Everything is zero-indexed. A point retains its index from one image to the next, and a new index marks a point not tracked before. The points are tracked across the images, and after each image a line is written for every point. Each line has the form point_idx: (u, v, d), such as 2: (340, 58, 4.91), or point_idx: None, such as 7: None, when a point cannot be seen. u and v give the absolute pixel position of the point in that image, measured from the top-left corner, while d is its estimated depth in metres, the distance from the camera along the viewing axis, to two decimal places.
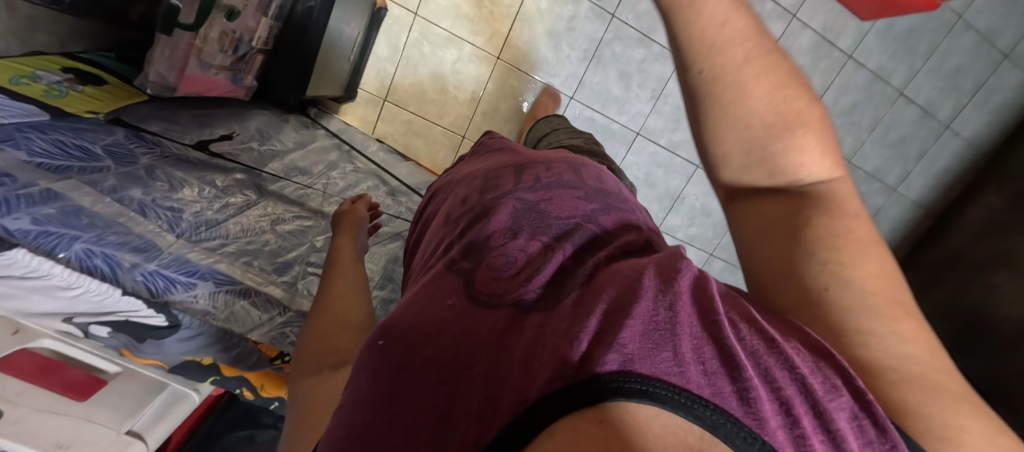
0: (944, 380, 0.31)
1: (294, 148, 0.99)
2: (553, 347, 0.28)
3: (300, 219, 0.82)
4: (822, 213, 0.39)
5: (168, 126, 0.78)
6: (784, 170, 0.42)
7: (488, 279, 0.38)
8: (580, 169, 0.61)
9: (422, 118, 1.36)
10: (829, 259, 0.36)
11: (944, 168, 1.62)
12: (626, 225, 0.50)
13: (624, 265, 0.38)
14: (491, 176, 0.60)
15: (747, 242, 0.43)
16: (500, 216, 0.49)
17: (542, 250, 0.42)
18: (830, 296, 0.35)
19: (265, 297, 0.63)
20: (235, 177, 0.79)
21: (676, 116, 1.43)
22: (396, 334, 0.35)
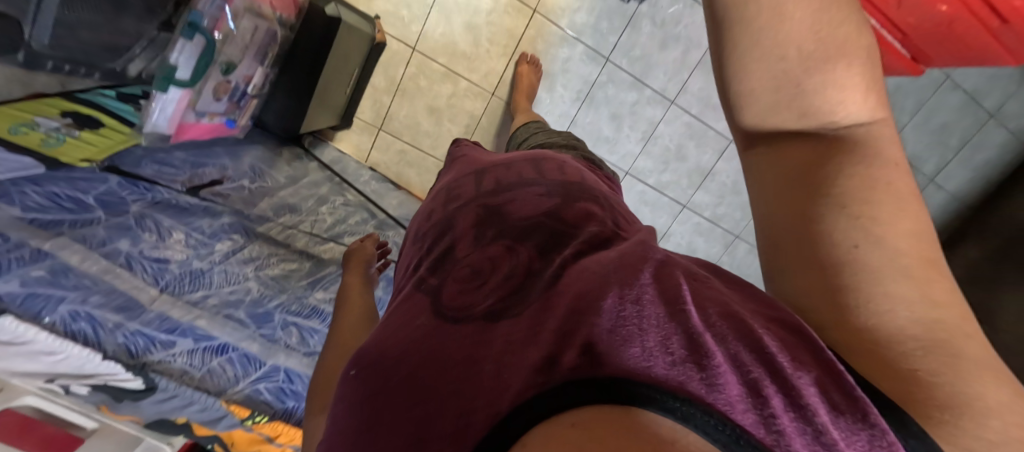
0: (974, 346, 0.29)
1: (285, 184, 1.01)
2: (524, 362, 0.33)
3: (285, 263, 0.84)
4: (856, 162, 0.36)
5: (162, 167, 0.80)
6: (817, 109, 0.38)
7: (456, 292, 0.43)
8: (542, 164, 0.66)
9: (415, 149, 1.37)
10: (854, 215, 0.34)
11: None
12: (590, 214, 0.53)
13: (590, 261, 0.41)
14: (454, 188, 0.64)
15: (762, 205, 0.41)
16: (459, 227, 0.54)
17: (505, 254, 0.46)
18: (855, 257, 0.33)
19: (240, 353, 0.67)
20: (223, 220, 0.81)
21: (665, 158, 1.46)
22: (370, 358, 0.41)
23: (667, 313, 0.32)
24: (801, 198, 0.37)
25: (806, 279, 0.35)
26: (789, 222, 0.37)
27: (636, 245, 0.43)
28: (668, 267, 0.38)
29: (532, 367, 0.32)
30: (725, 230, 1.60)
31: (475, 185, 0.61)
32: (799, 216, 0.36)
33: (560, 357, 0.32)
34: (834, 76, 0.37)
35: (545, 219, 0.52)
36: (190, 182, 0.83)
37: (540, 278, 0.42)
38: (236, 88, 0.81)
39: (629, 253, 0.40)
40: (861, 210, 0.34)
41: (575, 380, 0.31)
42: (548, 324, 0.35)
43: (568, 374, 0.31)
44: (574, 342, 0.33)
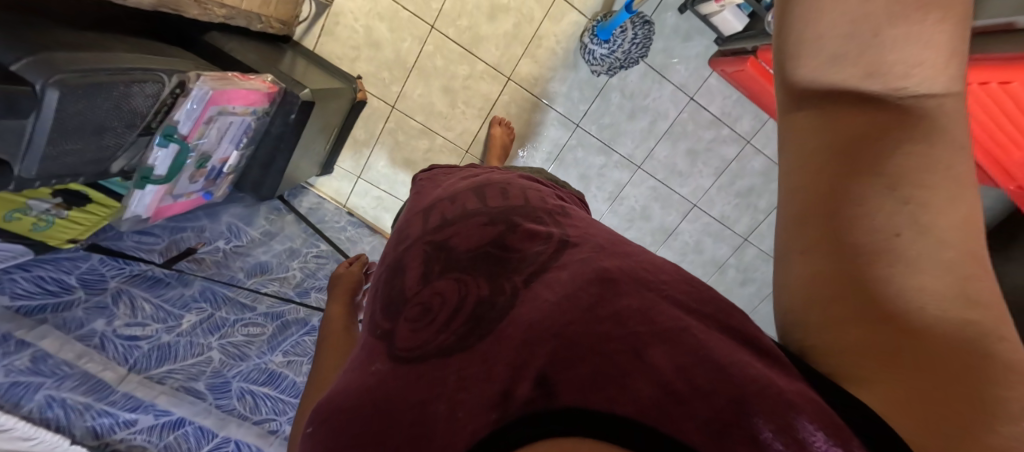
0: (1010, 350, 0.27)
1: (259, 241, 1.09)
2: (477, 396, 0.34)
3: (250, 328, 0.92)
4: (912, 137, 0.32)
5: (142, 237, 0.89)
6: (885, 73, 0.33)
7: (408, 334, 0.42)
8: (487, 187, 0.61)
9: (392, 196, 1.45)
10: (904, 199, 0.31)
11: None
12: (535, 234, 0.49)
13: (546, 288, 0.41)
14: (408, 225, 0.61)
15: (793, 172, 0.35)
16: (408, 266, 0.51)
17: (456, 286, 0.44)
18: (898, 246, 0.30)
19: (197, 427, 0.76)
20: (194, 288, 0.90)
21: (631, 217, 1.50)
22: (327, 412, 0.39)
23: (615, 346, 0.34)
24: (842, 172, 0.32)
25: (838, 274, 0.31)
26: (825, 194, 0.33)
27: (586, 266, 0.42)
28: (615, 295, 0.38)
29: (485, 404, 0.33)
30: None
31: (422, 223, 0.58)
32: (838, 189, 0.32)
33: (514, 390, 0.33)
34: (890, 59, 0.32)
35: (491, 248, 0.48)
36: (168, 249, 0.91)
37: (491, 308, 0.41)
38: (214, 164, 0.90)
39: (578, 286, 0.39)
40: (912, 194, 0.31)
41: (529, 413, 0.31)
42: (501, 355, 0.36)
43: (521, 408, 0.32)
44: (528, 374, 0.34)
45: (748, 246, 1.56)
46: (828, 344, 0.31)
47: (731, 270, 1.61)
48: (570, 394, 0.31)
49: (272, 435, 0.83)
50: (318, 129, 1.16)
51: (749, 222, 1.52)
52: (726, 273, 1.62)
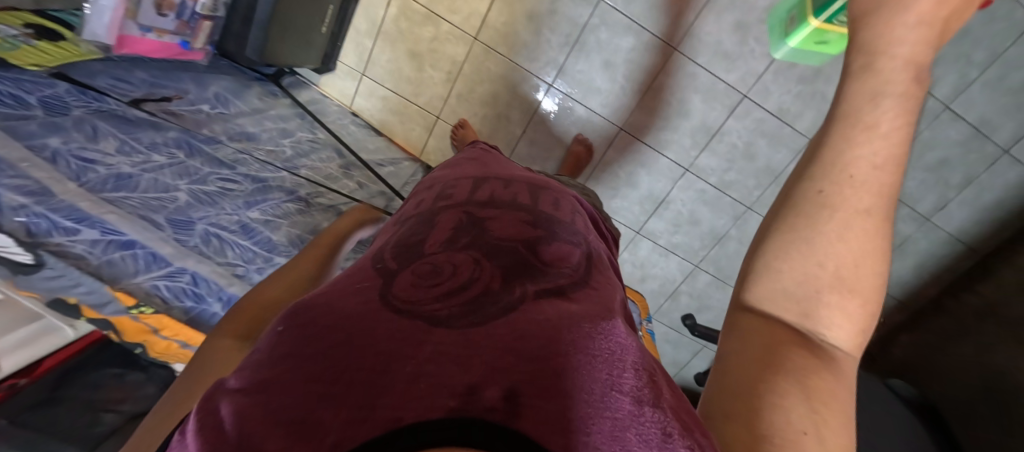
0: (827, 381, 0.36)
1: (247, 113, 1.02)
2: (450, 378, 0.36)
3: (225, 182, 0.85)
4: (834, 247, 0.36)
5: (117, 83, 0.84)
6: (816, 320, 0.38)
7: (410, 289, 0.47)
8: (538, 191, 0.75)
9: (398, 96, 1.34)
10: (805, 399, 0.35)
11: (995, 201, 1.33)
12: (566, 255, 0.58)
13: (552, 309, 0.46)
14: (450, 188, 0.75)
15: (726, 377, 0.39)
16: (439, 225, 0.61)
17: (471, 265, 0.51)
18: (800, 443, 0.33)
19: (148, 252, 0.68)
20: (168, 136, 0.83)
21: (667, 112, 1.32)
22: (284, 346, 0.40)
23: (595, 398, 0.36)
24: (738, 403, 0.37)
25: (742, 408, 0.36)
26: (745, 348, 0.39)
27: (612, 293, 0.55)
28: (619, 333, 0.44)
29: (450, 390, 0.35)
30: (734, 200, 1.41)
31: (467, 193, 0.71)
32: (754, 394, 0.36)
33: (482, 390, 0.35)
34: (825, 298, 0.37)
35: (519, 249, 0.57)
36: (143, 97, 0.86)
37: (494, 302, 0.46)
38: (139, 24, 0.87)
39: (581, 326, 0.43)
40: (816, 416, 0.34)
41: (490, 420, 0.34)
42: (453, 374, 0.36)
43: (483, 411, 0.34)
44: (498, 382, 0.36)
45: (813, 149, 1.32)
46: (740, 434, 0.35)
47: None
48: (532, 422, 0.34)
49: (237, 278, 0.74)
50: (289, 28, 1.04)
51: (814, 117, 1.28)
52: None
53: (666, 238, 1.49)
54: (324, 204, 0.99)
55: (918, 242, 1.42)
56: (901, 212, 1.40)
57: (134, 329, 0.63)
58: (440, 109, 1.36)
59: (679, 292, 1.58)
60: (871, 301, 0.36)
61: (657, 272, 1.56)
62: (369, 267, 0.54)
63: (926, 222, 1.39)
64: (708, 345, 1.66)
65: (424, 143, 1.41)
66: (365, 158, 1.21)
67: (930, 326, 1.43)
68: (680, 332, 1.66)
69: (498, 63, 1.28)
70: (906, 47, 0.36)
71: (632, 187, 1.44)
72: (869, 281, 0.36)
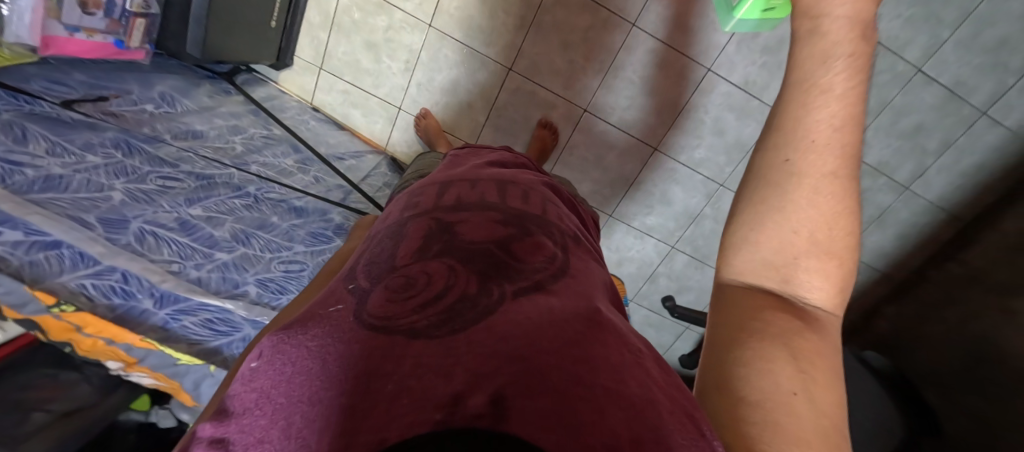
0: (810, 344, 0.42)
1: (195, 111, 1.03)
2: (433, 391, 0.37)
3: (166, 180, 0.85)
4: (801, 209, 0.44)
5: (53, 85, 0.85)
6: (794, 285, 0.46)
7: (385, 303, 0.47)
8: (506, 186, 0.73)
9: (358, 88, 1.33)
10: (793, 366, 0.40)
11: (975, 165, 1.29)
12: (541, 248, 0.58)
13: (532, 307, 0.46)
14: (417, 196, 0.71)
15: (716, 342, 0.46)
16: (407, 235, 0.59)
17: (445, 272, 0.50)
18: (792, 404, 0.38)
19: (75, 251, 0.67)
20: (106, 136, 0.84)
21: (631, 91, 1.29)
22: (263, 382, 0.40)
23: (583, 391, 0.37)
24: (718, 374, 0.43)
25: (722, 374, 0.43)
26: (727, 319, 0.47)
27: (588, 286, 0.55)
28: (598, 328, 0.45)
29: (433, 403, 0.36)
30: (706, 178, 1.38)
31: (435, 198, 0.68)
32: (733, 364, 0.42)
33: (466, 399, 0.36)
34: (801, 264, 0.45)
35: (494, 248, 0.56)
36: (80, 98, 0.86)
37: (471, 306, 0.46)
38: (64, 25, 0.88)
39: (566, 320, 0.45)
40: (801, 376, 0.40)
41: (476, 427, 0.34)
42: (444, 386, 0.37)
43: (471, 418, 0.35)
44: (483, 389, 0.37)
45: None
46: (725, 406, 0.40)
47: None
48: (518, 423, 0.35)
49: (174, 275, 0.74)
50: (231, 23, 1.03)
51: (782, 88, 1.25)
52: None
53: (640, 220, 1.47)
54: (275, 200, 1.00)
55: (898, 211, 1.38)
56: (879, 182, 1.35)
57: (60, 327, 0.66)
58: (401, 99, 1.34)
59: (657, 275, 1.56)
60: (843, 262, 0.44)
61: (633, 256, 1.54)
62: (343, 286, 0.53)
63: (905, 191, 1.35)
64: (690, 327, 1.64)
65: (388, 135, 1.39)
66: (322, 152, 1.22)
67: (913, 298, 1.40)
68: (661, 315, 1.64)
69: (454, 49, 1.26)
70: (846, 7, 0.41)
71: (601, 170, 1.42)
72: (841, 244, 0.44)
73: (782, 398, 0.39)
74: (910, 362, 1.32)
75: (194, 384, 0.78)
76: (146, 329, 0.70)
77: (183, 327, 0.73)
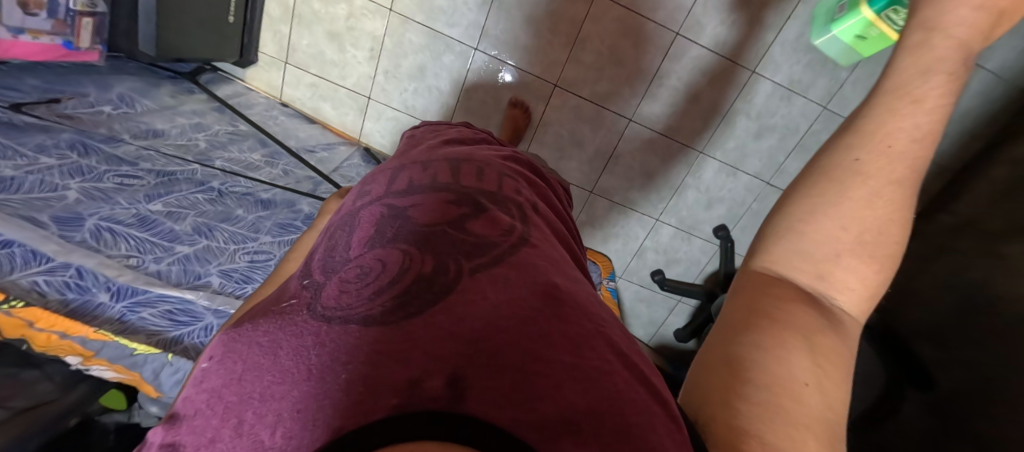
0: (829, 340, 0.37)
1: (155, 109, 1.13)
2: (392, 376, 0.33)
3: (124, 178, 0.94)
4: (853, 195, 0.37)
5: (6, 92, 0.95)
6: (830, 282, 0.38)
7: (338, 293, 0.39)
8: (459, 164, 0.60)
9: (326, 80, 1.33)
10: (809, 359, 0.36)
11: (959, 112, 1.26)
12: (497, 223, 0.48)
13: (492, 285, 0.40)
14: (368, 184, 0.58)
15: (728, 330, 0.41)
16: (358, 224, 0.48)
17: (400, 256, 0.42)
18: (801, 394, 0.35)
19: (28, 250, 0.72)
20: (61, 138, 0.93)
21: (599, 63, 1.27)
22: (213, 382, 0.36)
23: (542, 367, 0.34)
24: (730, 366, 0.38)
25: (732, 362, 0.38)
26: (745, 310, 0.41)
27: (548, 256, 0.47)
28: (558, 306, 0.39)
29: (391, 386, 0.32)
30: (685, 145, 1.36)
31: (387, 182, 0.55)
32: (749, 350, 0.38)
33: (423, 382, 0.32)
34: (843, 261, 0.37)
35: (447, 227, 0.47)
36: (32, 102, 0.96)
37: (429, 287, 0.39)
38: (10, 28, 0.95)
39: (520, 295, 0.39)
40: (815, 374, 0.36)
41: (434, 410, 0.31)
42: (401, 373, 0.33)
43: (427, 401, 0.31)
44: (442, 369, 0.33)
45: (756, 81, 1.26)
46: (729, 396, 0.37)
47: (742, 118, 1.31)
48: (480, 401, 0.32)
49: (131, 269, 0.81)
50: (179, 18, 1.09)
51: (754, 47, 1.21)
52: (734, 123, 1.31)
53: (621, 195, 1.45)
54: (240, 193, 1.08)
55: None
56: None
57: (10, 323, 0.68)
58: (370, 88, 1.34)
59: (644, 249, 1.54)
60: (889, 267, 0.37)
61: (617, 231, 1.52)
62: (297, 282, 0.43)
63: None
64: (682, 300, 1.62)
65: (359, 126, 1.39)
66: (290, 144, 1.26)
67: None
68: (652, 290, 1.63)
69: (417, 33, 1.25)
70: (961, 28, 0.36)
71: (577, 146, 1.40)
72: (890, 249, 0.37)
73: (788, 390, 0.35)
74: None
75: (155, 374, 0.80)
76: (101, 322, 0.74)
77: (141, 319, 0.78)
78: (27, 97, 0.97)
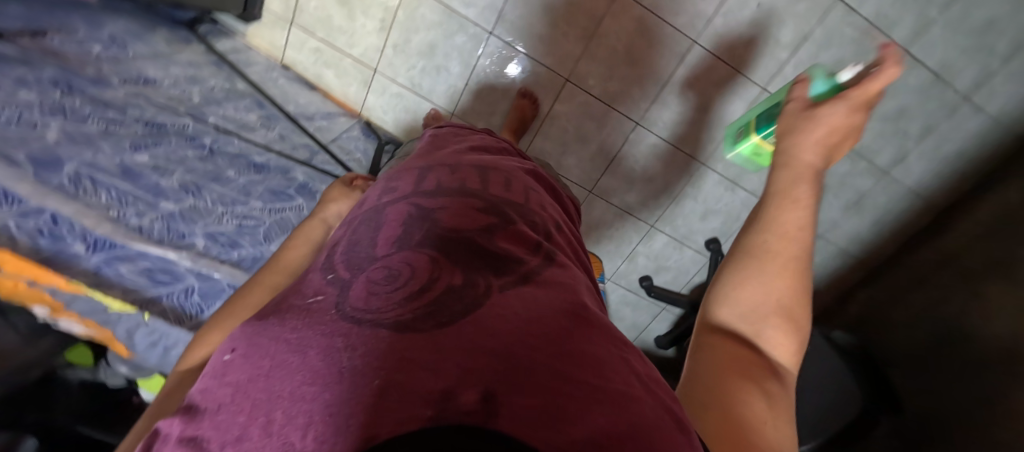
0: (774, 385, 0.45)
1: (147, 55, 1.07)
2: (420, 383, 0.31)
3: (110, 125, 0.89)
4: (772, 269, 0.49)
5: None
6: (764, 339, 0.48)
7: (364, 294, 0.38)
8: (487, 172, 0.59)
9: (331, 47, 1.28)
10: (766, 400, 0.43)
11: (955, 151, 1.30)
12: (524, 239, 0.48)
13: (520, 299, 0.39)
14: (393, 179, 0.57)
15: (697, 374, 0.47)
16: (385, 222, 0.47)
17: (428, 263, 0.41)
18: (767, 429, 0.41)
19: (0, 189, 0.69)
20: (44, 73, 0.87)
21: (613, 62, 1.25)
22: (238, 376, 0.34)
23: (565, 387, 0.32)
24: (707, 404, 0.43)
25: (707, 398, 0.44)
26: (705, 361, 0.48)
27: (567, 274, 0.46)
28: (589, 326, 0.39)
29: (421, 398, 0.30)
30: (688, 155, 1.36)
31: (415, 180, 0.55)
32: (720, 391, 0.44)
33: (457, 395, 0.30)
34: (771, 324, 0.48)
35: (478, 235, 0.46)
36: (16, 32, 0.90)
37: (458, 299, 0.38)
38: None
39: (550, 315, 0.38)
40: (769, 412, 0.43)
41: (468, 425, 0.28)
42: (430, 383, 0.31)
43: (460, 415, 0.29)
44: (474, 384, 0.31)
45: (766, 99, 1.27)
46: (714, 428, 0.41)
47: None
48: (512, 422, 0.29)
49: (113, 221, 0.78)
50: None
51: (768, 63, 1.22)
52: None
53: (620, 197, 1.44)
54: (233, 154, 1.04)
55: (876, 196, 1.38)
56: (859, 167, 1.34)
57: None
58: (377, 61, 1.29)
59: (635, 254, 1.54)
60: (801, 329, 0.48)
61: (612, 233, 1.52)
62: (318, 276, 0.43)
63: (885, 176, 1.35)
64: (666, 308, 1.64)
65: (362, 98, 1.34)
66: (289, 109, 1.22)
67: (886, 283, 1.40)
68: (638, 295, 1.63)
69: (432, 8, 1.21)
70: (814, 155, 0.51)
71: (580, 143, 1.38)
72: (800, 314, 0.48)
73: (757, 425, 0.41)
74: (877, 341, 1.33)
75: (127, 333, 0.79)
76: (75, 273, 0.73)
77: (119, 273, 0.77)
78: (10, 25, 0.91)
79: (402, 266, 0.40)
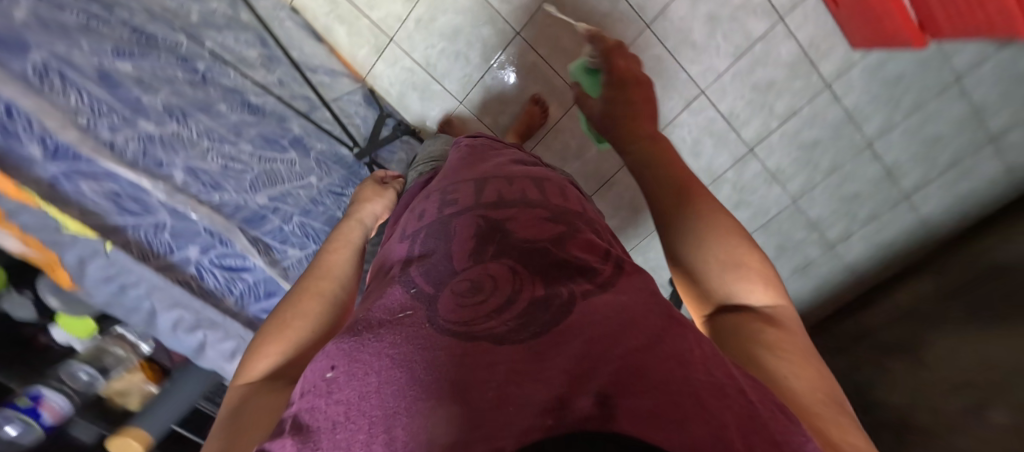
0: (783, 339, 0.45)
1: None
2: (529, 398, 0.31)
3: (91, 20, 0.76)
4: (703, 224, 0.53)
5: None
6: (737, 294, 0.50)
7: (454, 308, 0.41)
8: (543, 183, 0.62)
9: (349, 3, 1.20)
10: (774, 354, 0.43)
11: (888, 241, 1.48)
12: (594, 246, 0.49)
13: (607, 307, 0.39)
14: (450, 192, 0.61)
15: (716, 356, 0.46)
16: (455, 234, 0.51)
17: (510, 276, 0.43)
18: (790, 381, 0.40)
19: None
20: None
21: None
22: (347, 392, 0.35)
23: (677, 385, 0.31)
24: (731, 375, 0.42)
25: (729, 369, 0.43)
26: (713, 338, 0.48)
27: (641, 279, 0.47)
28: (681, 326, 0.39)
29: (538, 407, 0.30)
30: None
31: (475, 194, 0.59)
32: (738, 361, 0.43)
33: (571, 402, 0.30)
34: (736, 277, 0.50)
35: (551, 245, 0.48)
36: None
37: (546, 310, 0.39)
38: None
39: (642, 316, 0.38)
40: (784, 364, 0.42)
41: (592, 431, 0.28)
42: (539, 394, 0.31)
43: (579, 421, 0.29)
44: (586, 389, 0.31)
45: (750, 160, 1.38)
46: None
47: (727, 187, 1.41)
48: (630, 422, 0.28)
49: (82, 131, 0.67)
50: None
51: (759, 127, 1.34)
52: (720, 189, 1.42)
53: None
54: (226, 87, 0.94)
55: (819, 266, 1.55)
56: (811, 237, 1.49)
57: None
58: (394, 30, 1.23)
59: None
60: (762, 271, 0.51)
61: None
62: (399, 289, 0.45)
63: (831, 249, 1.51)
64: None
65: (369, 64, 1.27)
66: (293, 56, 1.14)
67: None
68: None
69: None
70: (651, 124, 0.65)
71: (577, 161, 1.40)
72: (751, 256, 0.51)
73: (781, 381, 0.40)
74: None
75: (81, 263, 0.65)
76: (26, 179, 0.61)
77: (79, 190, 0.66)
78: None
79: (482, 277, 0.43)
